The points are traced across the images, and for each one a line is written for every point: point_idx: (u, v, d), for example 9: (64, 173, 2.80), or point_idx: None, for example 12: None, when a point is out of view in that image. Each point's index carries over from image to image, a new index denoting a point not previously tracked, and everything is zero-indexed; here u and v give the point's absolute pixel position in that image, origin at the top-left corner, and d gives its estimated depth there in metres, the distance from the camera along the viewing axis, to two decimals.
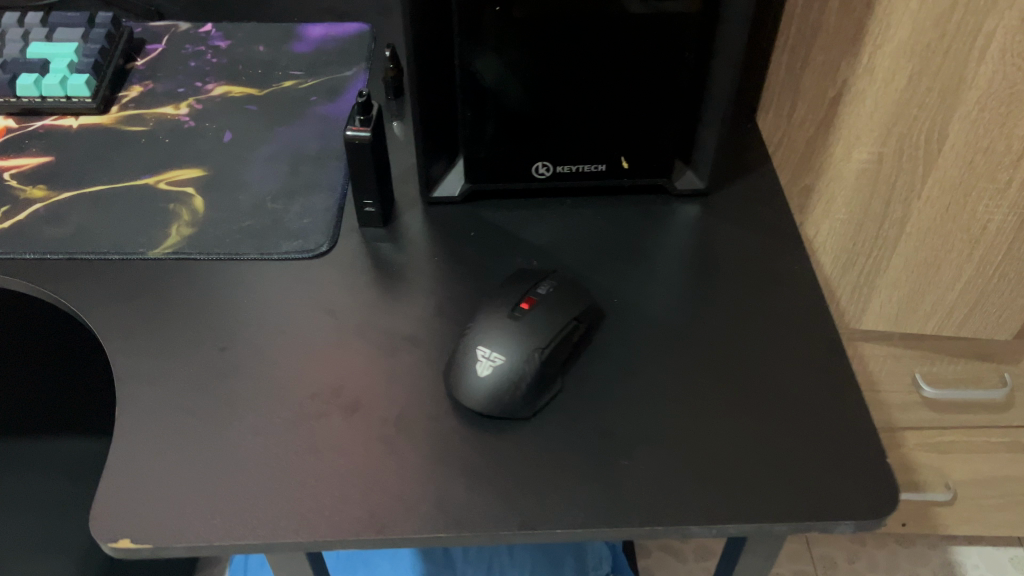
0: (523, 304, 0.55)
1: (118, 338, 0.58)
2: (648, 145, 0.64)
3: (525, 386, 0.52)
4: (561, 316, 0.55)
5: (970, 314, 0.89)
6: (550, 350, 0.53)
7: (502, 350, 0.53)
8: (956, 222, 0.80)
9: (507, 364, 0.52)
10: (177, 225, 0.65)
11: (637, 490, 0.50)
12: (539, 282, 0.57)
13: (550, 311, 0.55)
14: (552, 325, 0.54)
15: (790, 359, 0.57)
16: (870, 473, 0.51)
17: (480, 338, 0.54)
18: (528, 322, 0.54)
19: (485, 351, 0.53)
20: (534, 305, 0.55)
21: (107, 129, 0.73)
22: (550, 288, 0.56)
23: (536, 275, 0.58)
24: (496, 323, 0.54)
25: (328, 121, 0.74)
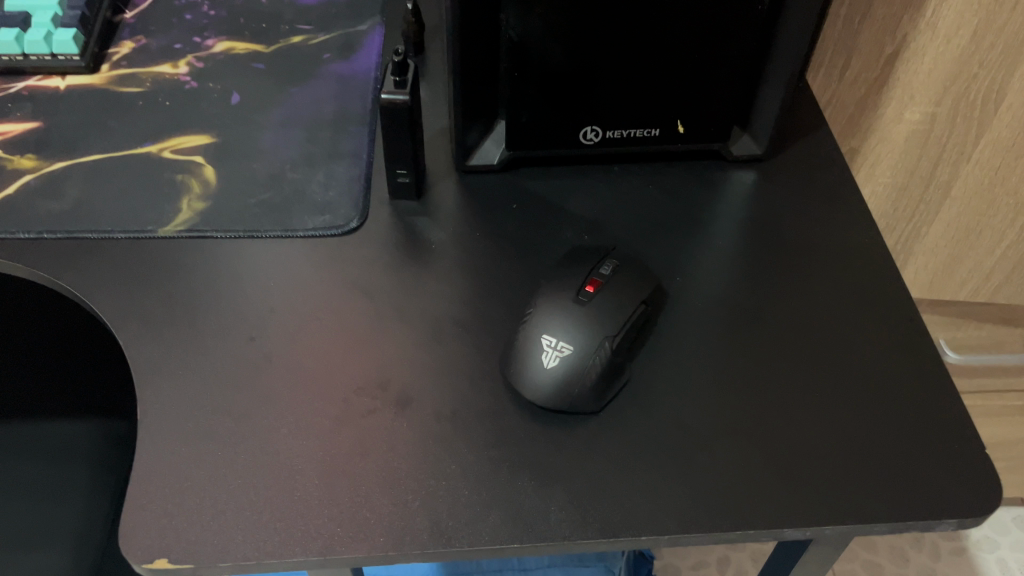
0: (589, 287, 0.50)
1: (133, 328, 0.52)
2: (707, 108, 0.59)
3: (596, 379, 0.47)
4: (630, 299, 0.50)
5: (1008, 279, 0.86)
6: (620, 338, 0.49)
7: (570, 339, 0.48)
8: (1003, 186, 0.76)
9: (578, 355, 0.47)
10: (187, 199, 0.59)
11: (722, 490, 0.46)
12: (601, 261, 0.52)
13: (619, 294, 0.50)
14: (621, 310, 0.49)
15: (870, 339, 0.53)
16: (970, 465, 0.47)
17: (544, 325, 0.49)
18: (597, 307, 0.49)
19: (551, 341, 0.48)
20: (600, 288, 0.50)
21: (99, 90, 0.66)
22: (614, 268, 0.51)
23: (595, 252, 0.53)
24: (560, 308, 0.49)
25: (346, 81, 0.67)
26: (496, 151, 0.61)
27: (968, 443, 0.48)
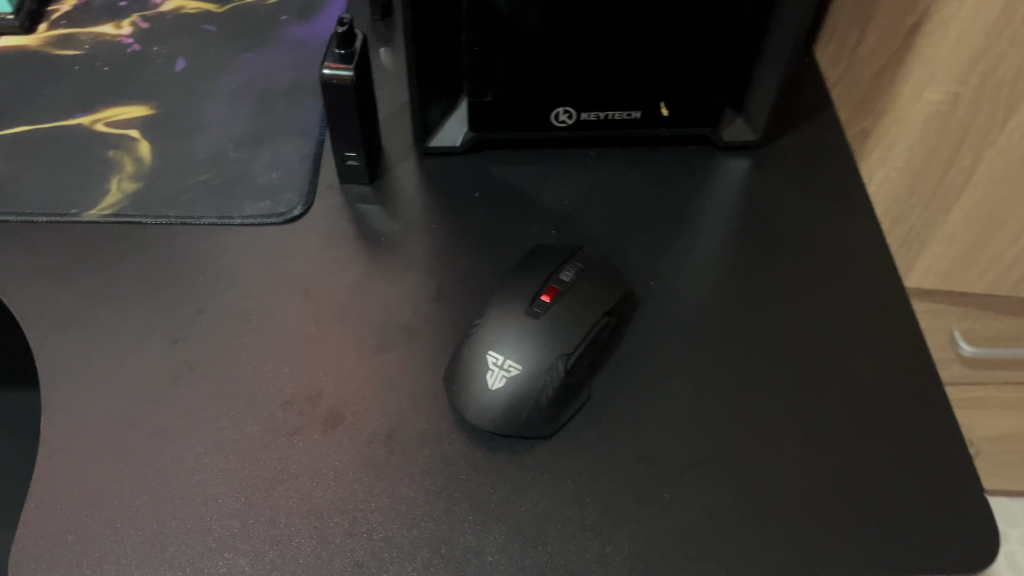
0: (544, 296, 0.44)
1: (46, 326, 0.47)
2: (694, 89, 0.53)
3: (546, 402, 0.42)
4: (591, 310, 0.45)
5: None
6: (576, 356, 0.43)
7: (519, 356, 0.42)
8: None
9: (527, 375, 0.42)
10: (118, 178, 0.53)
11: (682, 531, 0.40)
12: (562, 264, 0.46)
13: (579, 304, 0.44)
14: (579, 323, 0.44)
15: (862, 355, 0.47)
16: (970, 509, 0.41)
17: (492, 338, 0.43)
18: (552, 319, 0.44)
19: (499, 359, 0.43)
20: (558, 297, 0.44)
21: (33, 52, 0.60)
22: (575, 273, 0.46)
23: (559, 253, 0.47)
24: (511, 319, 0.44)
25: (303, 47, 0.62)
26: (462, 131, 0.55)
27: (967, 482, 0.42)
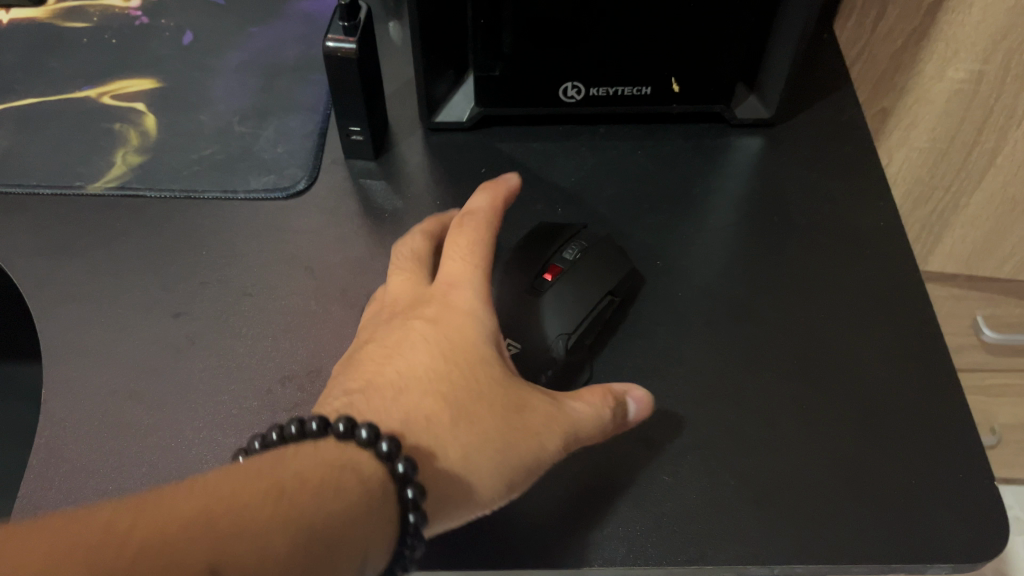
0: (546, 276, 0.44)
1: (49, 299, 0.47)
2: (705, 65, 0.52)
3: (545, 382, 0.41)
4: (594, 290, 0.44)
5: None
6: (576, 337, 0.42)
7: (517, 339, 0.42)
8: None
9: (525, 356, 0.42)
10: (124, 151, 0.53)
11: (682, 515, 0.39)
12: (566, 243, 0.46)
13: (580, 284, 0.44)
14: (580, 302, 0.43)
15: (872, 338, 0.46)
16: (976, 498, 0.40)
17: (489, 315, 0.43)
18: (552, 299, 0.43)
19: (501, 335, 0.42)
20: (559, 276, 0.44)
21: (43, 25, 0.60)
22: (578, 252, 0.45)
23: (562, 231, 0.47)
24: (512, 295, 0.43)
25: (311, 21, 0.61)
26: (467, 107, 0.55)
27: (977, 471, 0.41)
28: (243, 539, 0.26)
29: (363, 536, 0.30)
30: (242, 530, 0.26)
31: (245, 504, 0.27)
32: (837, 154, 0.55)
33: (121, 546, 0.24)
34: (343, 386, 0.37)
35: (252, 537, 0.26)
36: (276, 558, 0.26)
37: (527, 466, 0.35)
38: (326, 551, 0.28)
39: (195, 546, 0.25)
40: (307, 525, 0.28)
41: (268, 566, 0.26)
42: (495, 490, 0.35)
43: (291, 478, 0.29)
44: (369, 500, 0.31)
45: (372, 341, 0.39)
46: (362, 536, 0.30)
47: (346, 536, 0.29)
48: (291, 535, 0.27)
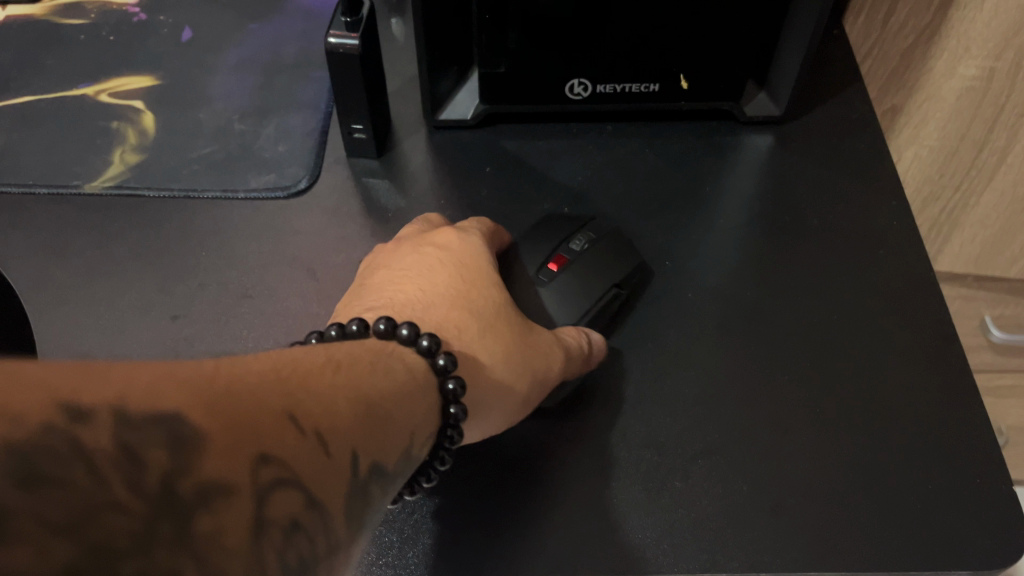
0: (551, 267, 0.43)
1: (44, 301, 0.46)
2: (714, 61, 0.51)
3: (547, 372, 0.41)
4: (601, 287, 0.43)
5: None
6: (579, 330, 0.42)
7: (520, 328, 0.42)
8: None
9: None
10: (122, 150, 0.52)
11: (694, 521, 0.38)
12: (574, 233, 0.45)
13: (585, 277, 0.43)
14: (584, 296, 0.43)
15: (886, 341, 0.45)
16: (995, 504, 0.39)
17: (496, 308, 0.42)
18: (556, 292, 0.42)
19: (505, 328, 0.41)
20: (565, 268, 0.43)
21: (39, 22, 0.59)
22: (585, 243, 0.44)
23: (570, 221, 0.46)
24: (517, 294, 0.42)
25: (312, 17, 0.60)
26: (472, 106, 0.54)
27: (996, 476, 0.40)
28: (311, 399, 0.24)
29: (409, 418, 0.29)
30: (307, 388, 0.24)
31: (304, 368, 0.25)
32: (849, 152, 0.54)
33: (204, 386, 0.21)
34: (365, 302, 0.38)
35: (317, 397, 0.24)
36: (342, 419, 0.24)
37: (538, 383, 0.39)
38: (377, 424, 0.27)
39: (269, 390, 0.22)
40: (358, 397, 0.26)
41: (335, 425, 0.24)
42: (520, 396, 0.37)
43: (332, 356, 0.28)
44: (414, 385, 0.31)
45: (381, 269, 0.41)
46: (403, 420, 0.29)
47: (393, 416, 0.28)
48: (347, 402, 0.25)
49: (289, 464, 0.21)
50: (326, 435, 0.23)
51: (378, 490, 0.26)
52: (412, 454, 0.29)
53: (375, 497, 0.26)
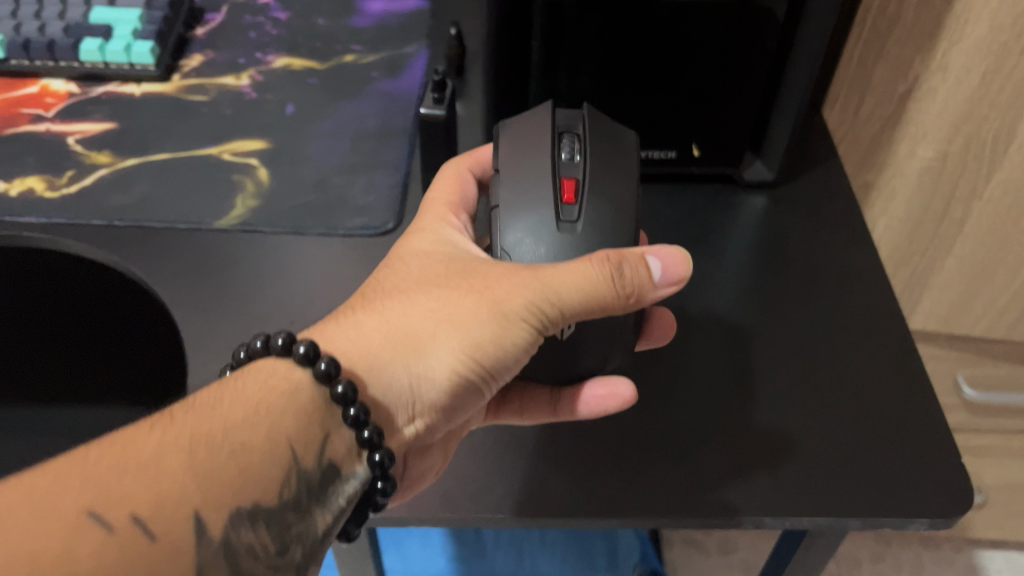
0: (565, 192, 0.49)
1: (188, 308, 0.58)
2: (720, 136, 0.65)
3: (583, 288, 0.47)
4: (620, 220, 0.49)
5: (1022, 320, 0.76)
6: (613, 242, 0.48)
7: (549, 244, 0.47)
8: (1019, 227, 0.68)
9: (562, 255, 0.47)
10: (243, 196, 0.65)
11: (711, 475, 0.51)
12: (559, 150, 0.51)
13: (595, 189, 0.49)
14: (603, 203, 0.49)
15: (857, 353, 0.58)
16: (948, 473, 0.51)
17: (521, 240, 0.48)
18: (584, 209, 0.48)
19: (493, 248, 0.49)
20: (576, 187, 0.49)
21: (170, 97, 0.72)
22: (572, 155, 0.51)
23: (547, 135, 0.52)
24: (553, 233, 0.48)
25: (391, 97, 0.73)
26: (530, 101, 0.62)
27: (949, 452, 0.52)
28: (128, 489, 0.35)
29: (280, 430, 0.40)
30: (129, 474, 0.35)
31: (138, 452, 0.36)
32: (827, 212, 0.68)
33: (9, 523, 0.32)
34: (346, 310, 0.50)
35: (138, 482, 0.35)
36: (169, 488, 0.35)
37: (469, 318, 0.46)
38: (217, 468, 0.37)
39: (75, 499, 0.34)
40: (190, 452, 0.37)
41: (160, 503, 0.35)
42: (435, 343, 0.45)
43: (180, 408, 0.40)
44: (294, 401, 0.42)
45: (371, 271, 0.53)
46: (270, 440, 0.40)
47: (252, 441, 0.39)
48: (180, 460, 0.37)
49: (84, 564, 0.32)
50: (145, 517, 0.34)
51: (248, 530, 0.38)
52: (306, 469, 0.41)
53: (245, 542, 0.37)
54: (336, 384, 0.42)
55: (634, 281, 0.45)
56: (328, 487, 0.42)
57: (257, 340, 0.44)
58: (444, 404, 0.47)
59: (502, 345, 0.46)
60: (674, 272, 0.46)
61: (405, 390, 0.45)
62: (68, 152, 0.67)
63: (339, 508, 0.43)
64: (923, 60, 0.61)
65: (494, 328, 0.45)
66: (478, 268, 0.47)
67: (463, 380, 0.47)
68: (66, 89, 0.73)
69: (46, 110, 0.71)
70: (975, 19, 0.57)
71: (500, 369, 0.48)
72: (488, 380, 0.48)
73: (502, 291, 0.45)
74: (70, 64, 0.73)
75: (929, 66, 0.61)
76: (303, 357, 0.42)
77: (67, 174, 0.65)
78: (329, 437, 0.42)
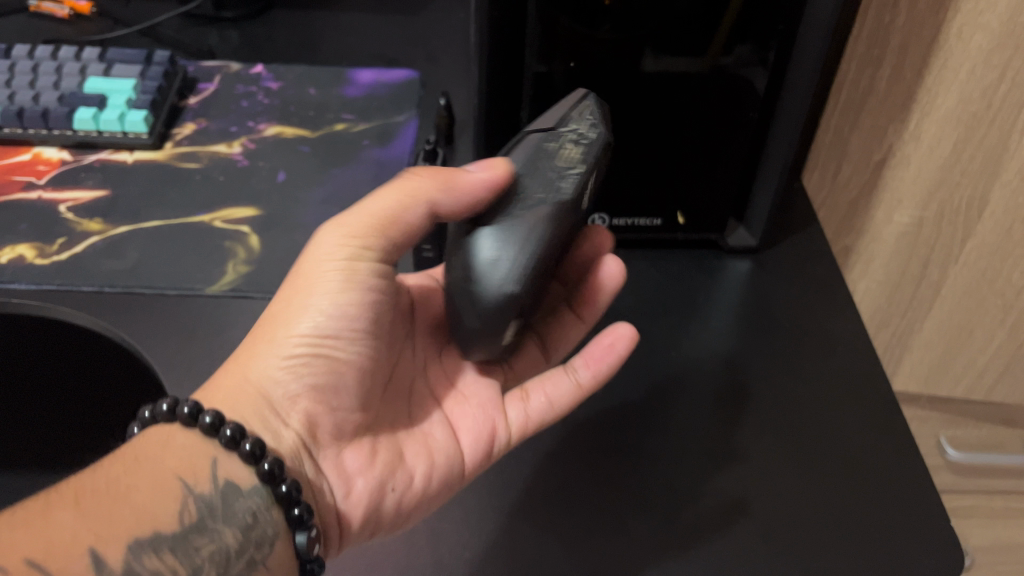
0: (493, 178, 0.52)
1: (178, 374, 0.58)
2: (705, 203, 0.67)
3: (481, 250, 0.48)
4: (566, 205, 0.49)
5: (999, 381, 0.74)
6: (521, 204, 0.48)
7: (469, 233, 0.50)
8: (990, 289, 0.67)
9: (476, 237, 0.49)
10: (234, 262, 0.65)
11: (701, 542, 0.51)
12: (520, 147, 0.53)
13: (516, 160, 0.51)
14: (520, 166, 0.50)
15: (843, 414, 0.59)
16: (938, 539, 0.51)
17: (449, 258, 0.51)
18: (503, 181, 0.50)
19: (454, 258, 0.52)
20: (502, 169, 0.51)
21: (163, 165, 0.73)
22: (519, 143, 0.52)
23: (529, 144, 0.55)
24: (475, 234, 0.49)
25: (381, 164, 0.75)
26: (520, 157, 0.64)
27: (938, 517, 0.52)
28: (32, 544, 0.39)
29: (165, 469, 0.44)
30: (20, 527, 0.40)
31: (35, 516, 0.41)
32: (808, 277, 0.69)
33: None
34: None
35: (28, 534, 0.40)
36: (59, 539, 0.40)
37: (292, 320, 0.51)
38: (109, 515, 0.41)
39: None
40: (76, 507, 0.41)
41: (51, 548, 0.39)
42: (262, 351, 0.50)
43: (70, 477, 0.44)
44: (173, 446, 0.46)
45: None
46: (156, 481, 0.44)
47: (138, 484, 0.43)
48: (66, 514, 0.41)
49: None
50: (38, 560, 0.39)
51: (151, 558, 0.41)
52: (202, 493, 0.44)
53: (150, 568, 0.41)
54: (201, 417, 0.46)
55: (444, 181, 0.51)
56: (234, 506, 0.45)
57: (143, 411, 0.48)
58: (309, 386, 0.50)
59: (335, 311, 0.50)
60: (489, 162, 0.50)
61: (249, 395, 0.49)
62: (60, 220, 0.68)
63: (246, 523, 0.45)
64: (896, 129, 0.65)
65: (314, 298, 0.51)
66: (295, 268, 0.53)
67: (309, 364, 0.50)
68: (59, 157, 0.73)
69: (38, 178, 0.71)
70: (944, 90, 0.59)
71: (350, 337, 0.51)
72: (343, 354, 0.51)
73: (314, 266, 0.51)
74: (63, 132, 0.74)
75: (902, 136, 0.64)
76: (166, 413, 0.47)
77: (57, 241, 0.66)
78: (216, 461, 0.46)
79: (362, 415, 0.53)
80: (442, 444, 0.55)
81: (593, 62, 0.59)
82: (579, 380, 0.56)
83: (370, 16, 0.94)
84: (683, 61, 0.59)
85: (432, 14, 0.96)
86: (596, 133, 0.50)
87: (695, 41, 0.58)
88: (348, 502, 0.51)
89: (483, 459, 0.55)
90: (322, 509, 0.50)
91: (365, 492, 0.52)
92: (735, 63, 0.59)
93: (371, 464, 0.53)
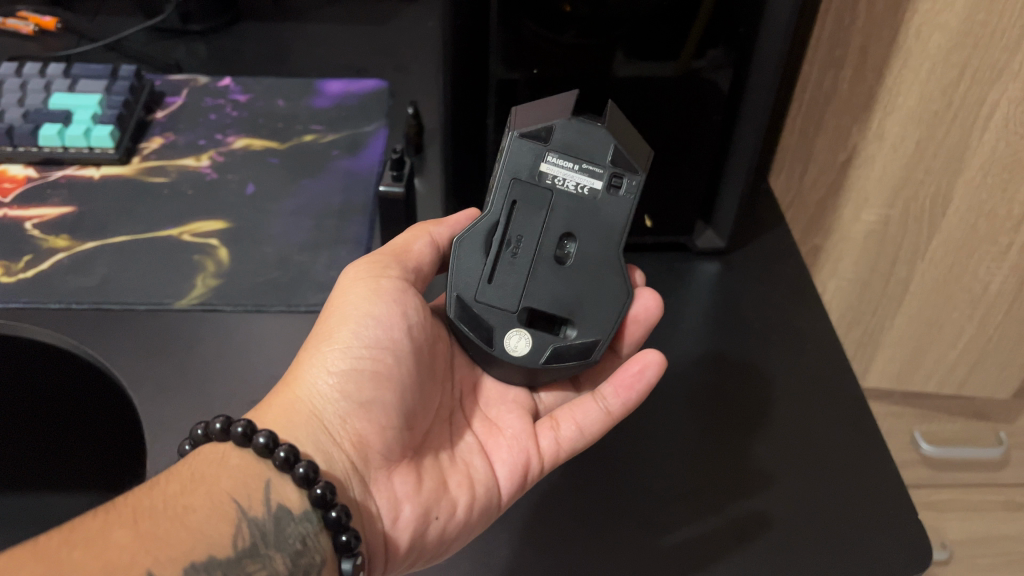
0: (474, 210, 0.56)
1: (149, 389, 0.57)
2: (672, 207, 0.68)
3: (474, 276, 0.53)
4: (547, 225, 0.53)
5: (971, 373, 0.76)
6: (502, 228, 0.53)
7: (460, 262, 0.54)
8: (958, 284, 0.69)
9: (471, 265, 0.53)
10: (203, 276, 0.65)
11: (679, 546, 0.51)
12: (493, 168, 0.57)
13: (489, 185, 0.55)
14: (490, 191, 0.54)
15: (816, 412, 0.59)
16: (912, 531, 0.52)
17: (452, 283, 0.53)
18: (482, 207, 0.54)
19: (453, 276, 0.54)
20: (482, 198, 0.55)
21: (131, 180, 0.73)
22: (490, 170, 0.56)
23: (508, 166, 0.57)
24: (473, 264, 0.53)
25: (352, 175, 0.75)
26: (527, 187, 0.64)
27: (907, 507, 0.53)
28: (92, 558, 0.37)
29: (220, 489, 0.44)
30: (78, 546, 0.38)
31: (102, 534, 0.39)
32: (777, 278, 0.70)
33: None
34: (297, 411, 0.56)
35: (87, 552, 0.38)
36: (116, 555, 0.38)
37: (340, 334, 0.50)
38: (168, 535, 0.40)
39: (29, 568, 0.36)
40: (134, 526, 0.40)
41: (110, 566, 0.37)
42: (316, 367, 0.49)
43: (121, 497, 0.42)
44: (229, 465, 0.46)
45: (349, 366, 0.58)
46: (212, 504, 0.43)
47: (195, 505, 0.42)
48: (124, 533, 0.39)
49: None
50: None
51: None
52: (255, 517, 0.44)
53: None
54: (256, 437, 0.46)
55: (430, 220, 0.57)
56: (286, 531, 0.44)
57: (199, 428, 0.48)
58: (357, 403, 0.49)
59: (373, 323, 0.50)
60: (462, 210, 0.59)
61: (303, 417, 0.48)
62: (26, 237, 0.67)
63: (296, 550, 0.44)
64: (859, 130, 0.64)
65: (357, 319, 0.50)
66: (339, 288, 0.53)
67: (358, 383, 0.49)
68: (24, 174, 0.73)
69: (3, 196, 0.70)
70: (906, 89, 0.59)
71: (393, 349, 0.50)
72: (387, 364, 0.50)
73: (343, 290, 0.52)
74: (29, 149, 0.73)
75: (865, 136, 0.64)
76: (219, 431, 0.47)
77: (24, 259, 0.65)
78: (270, 483, 0.46)
79: (410, 438, 0.51)
80: (483, 473, 0.53)
81: (556, 68, 0.59)
82: (608, 409, 0.53)
83: (337, 27, 0.94)
84: (651, 66, 0.59)
85: (400, 23, 0.96)
86: (509, 137, 0.53)
87: (661, 44, 0.58)
88: (397, 529, 0.50)
89: (518, 489, 0.53)
90: (370, 535, 0.49)
91: (412, 520, 0.50)
92: (707, 66, 0.60)
93: (420, 490, 0.51)
